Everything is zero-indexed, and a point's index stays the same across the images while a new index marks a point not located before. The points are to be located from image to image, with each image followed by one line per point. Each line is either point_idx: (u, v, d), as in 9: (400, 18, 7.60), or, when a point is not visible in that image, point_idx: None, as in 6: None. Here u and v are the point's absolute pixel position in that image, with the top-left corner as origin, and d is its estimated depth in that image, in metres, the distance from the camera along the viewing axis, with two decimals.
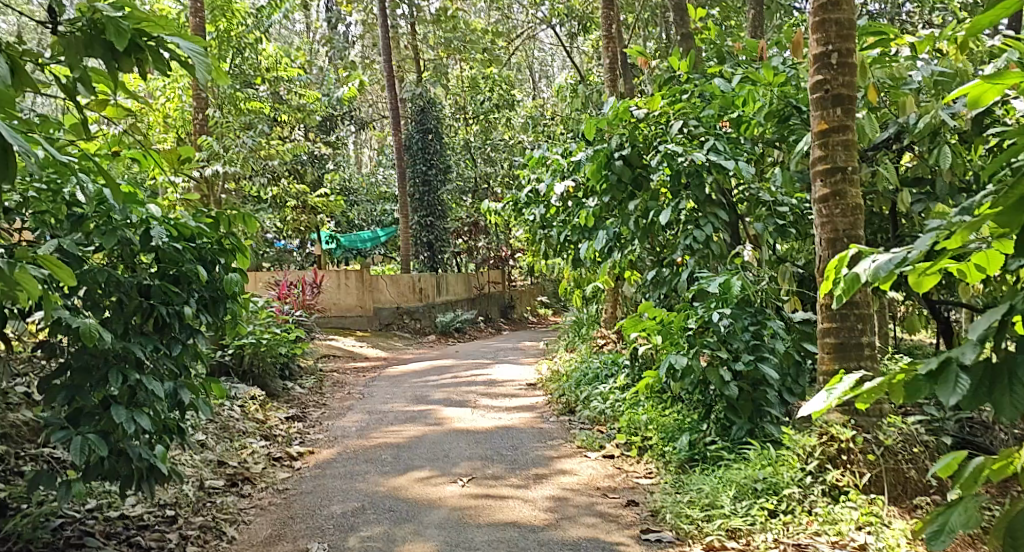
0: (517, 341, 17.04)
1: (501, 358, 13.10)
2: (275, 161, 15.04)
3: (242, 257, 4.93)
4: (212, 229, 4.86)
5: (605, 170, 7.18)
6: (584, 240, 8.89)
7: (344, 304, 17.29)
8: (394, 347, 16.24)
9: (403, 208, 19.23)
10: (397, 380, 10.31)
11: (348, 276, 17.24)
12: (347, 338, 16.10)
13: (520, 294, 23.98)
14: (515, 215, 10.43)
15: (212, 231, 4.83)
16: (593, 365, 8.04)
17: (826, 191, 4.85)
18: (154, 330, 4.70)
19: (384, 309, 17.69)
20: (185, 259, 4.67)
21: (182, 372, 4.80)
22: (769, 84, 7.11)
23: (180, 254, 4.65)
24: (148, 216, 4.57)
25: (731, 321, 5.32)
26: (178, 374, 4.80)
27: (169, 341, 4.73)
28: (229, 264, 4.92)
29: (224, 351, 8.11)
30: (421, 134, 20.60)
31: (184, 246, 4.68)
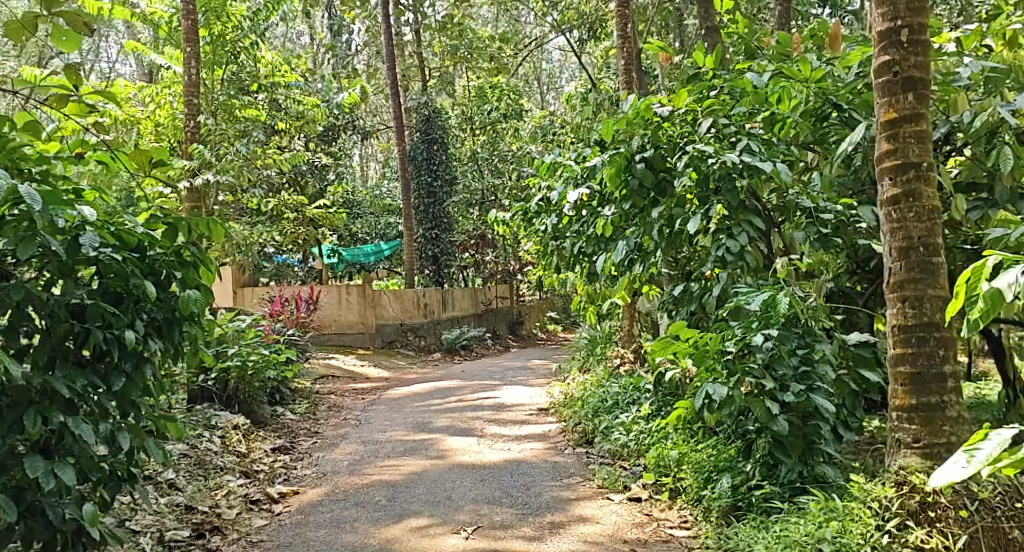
0: (526, 359, 16.30)
1: (510, 378, 12.40)
2: (273, 171, 14.42)
3: (201, 271, 4.50)
4: (167, 238, 4.43)
5: (625, 174, 6.47)
6: (600, 252, 8.21)
7: (344, 320, 16.55)
8: (398, 365, 15.55)
9: (406, 220, 18.58)
10: (398, 404, 9.62)
11: (350, 291, 16.51)
12: (348, 357, 15.41)
13: (528, 310, 23.27)
14: (524, 226, 9.75)
15: (167, 240, 4.42)
16: (611, 390, 7.35)
17: (897, 191, 4.40)
18: (94, 358, 4.20)
19: (387, 325, 16.97)
20: (128, 271, 4.17)
21: (127, 410, 4.26)
22: (806, 80, 6.44)
23: (123, 267, 4.18)
24: (80, 220, 4.09)
25: (777, 344, 4.61)
26: (123, 413, 4.26)
27: (110, 373, 4.19)
28: (187, 279, 4.47)
29: (207, 376, 7.60)
30: (426, 145, 19.98)
31: (127, 257, 4.19)
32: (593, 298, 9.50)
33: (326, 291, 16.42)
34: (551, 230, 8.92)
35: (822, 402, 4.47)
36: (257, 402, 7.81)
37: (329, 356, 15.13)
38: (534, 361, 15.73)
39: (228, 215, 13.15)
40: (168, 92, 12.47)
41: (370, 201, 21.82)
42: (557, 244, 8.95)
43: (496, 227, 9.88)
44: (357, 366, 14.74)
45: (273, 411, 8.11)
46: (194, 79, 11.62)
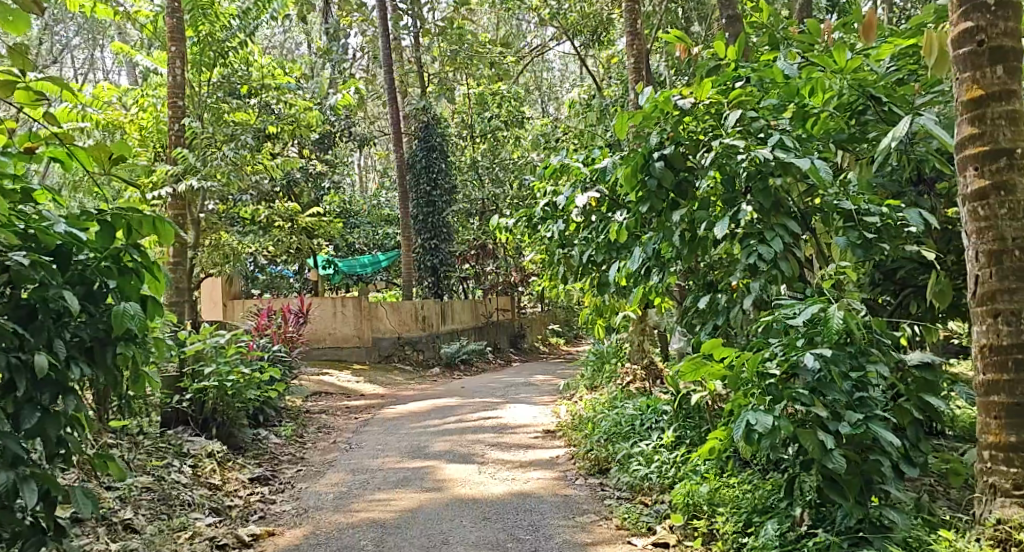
0: (529, 375, 15.64)
1: (513, 395, 11.75)
2: (266, 178, 13.80)
3: (136, 281, 4.24)
4: (96, 245, 4.16)
5: (643, 174, 5.84)
6: (611, 261, 7.59)
7: (340, 333, 16.03)
8: (395, 381, 14.92)
9: (404, 229, 17.94)
10: (393, 425, 8.99)
11: (345, 304, 15.99)
12: (342, 373, 14.76)
13: (530, 323, 22.62)
14: (529, 233, 9.12)
15: (95, 245, 4.15)
16: (625, 412, 6.74)
17: (986, 181, 4.25)
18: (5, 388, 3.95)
19: (384, 339, 16.28)
20: (44, 282, 3.94)
21: (45, 452, 3.97)
22: (842, 70, 5.89)
23: (36, 275, 3.94)
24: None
25: (829, 364, 3.92)
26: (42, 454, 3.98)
27: (23, 407, 3.95)
28: (124, 289, 4.22)
29: (182, 396, 6.99)
30: (425, 153, 19.38)
31: (43, 265, 3.96)
32: (602, 311, 8.86)
33: (318, 304, 15.91)
34: (557, 236, 8.30)
35: (885, 433, 3.82)
36: (238, 426, 7.18)
37: (323, 371, 14.50)
38: (537, 377, 15.06)
39: (216, 224, 12.51)
40: (152, 95, 11.86)
41: (368, 210, 21.22)
42: (563, 252, 8.34)
43: (499, 234, 9.24)
44: (352, 382, 14.09)
45: (256, 435, 7.49)
46: (178, 79, 11.00)
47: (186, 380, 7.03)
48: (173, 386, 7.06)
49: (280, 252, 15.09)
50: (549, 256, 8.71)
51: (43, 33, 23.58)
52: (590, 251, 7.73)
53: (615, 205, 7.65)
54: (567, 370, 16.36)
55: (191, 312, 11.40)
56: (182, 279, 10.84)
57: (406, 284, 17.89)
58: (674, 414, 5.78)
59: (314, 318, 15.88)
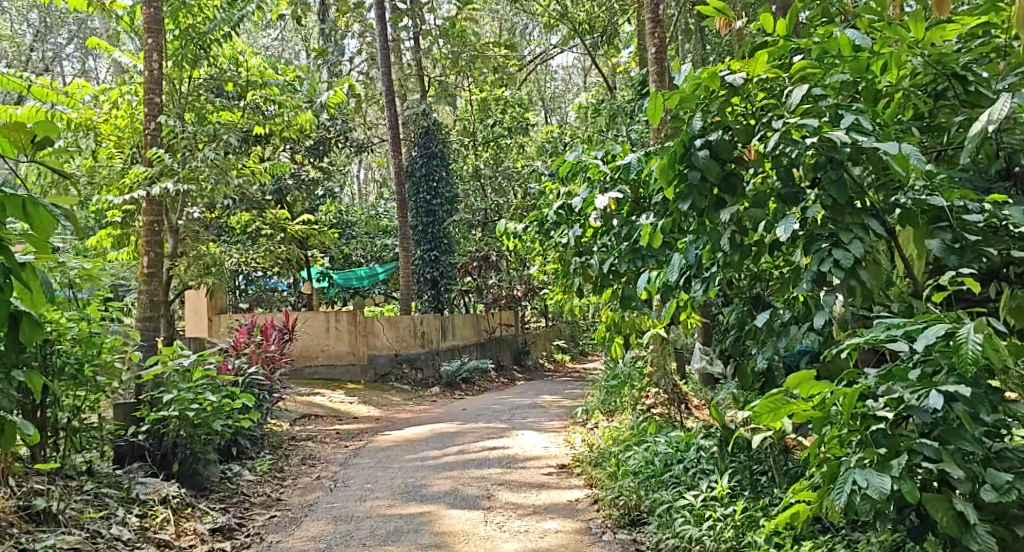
0: (535, 395, 14.65)
1: (519, 420, 10.76)
2: (254, 184, 12.81)
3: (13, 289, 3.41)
4: None
5: (683, 165, 4.86)
6: (634, 272, 6.67)
7: (333, 351, 15.06)
8: (392, 402, 13.96)
9: (403, 239, 16.99)
10: (385, 455, 8.03)
11: (338, 319, 15.06)
12: (334, 393, 13.77)
13: (535, 338, 21.62)
14: (540, 241, 8.16)
15: None
16: (653, 447, 5.83)
17: None
18: None
19: (381, 356, 15.27)
20: None
21: None
22: (920, 42, 4.83)
23: None
24: None
25: (962, 408, 3.11)
26: None
27: None
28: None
29: (137, 428, 6.09)
30: (425, 160, 18.45)
31: None
32: (621, 328, 7.91)
33: (311, 319, 15.00)
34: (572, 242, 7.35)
35: None
36: (206, 461, 6.25)
37: (314, 391, 13.54)
38: (544, 398, 14.07)
39: (197, 232, 11.54)
40: (126, 91, 10.88)
41: (365, 221, 20.26)
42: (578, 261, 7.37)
43: (506, 242, 8.28)
44: (346, 404, 13.11)
45: (225, 471, 6.58)
46: (154, 74, 10.04)
47: (144, 409, 6.11)
48: (129, 416, 6.14)
49: (268, 263, 14.14)
50: (562, 265, 7.75)
51: (32, 37, 22.67)
52: (612, 260, 6.77)
53: (637, 208, 6.77)
54: (576, 390, 15.37)
55: (167, 328, 10.46)
56: (157, 293, 9.89)
57: (404, 298, 16.92)
58: (723, 459, 4.99)
59: (306, 334, 14.93)
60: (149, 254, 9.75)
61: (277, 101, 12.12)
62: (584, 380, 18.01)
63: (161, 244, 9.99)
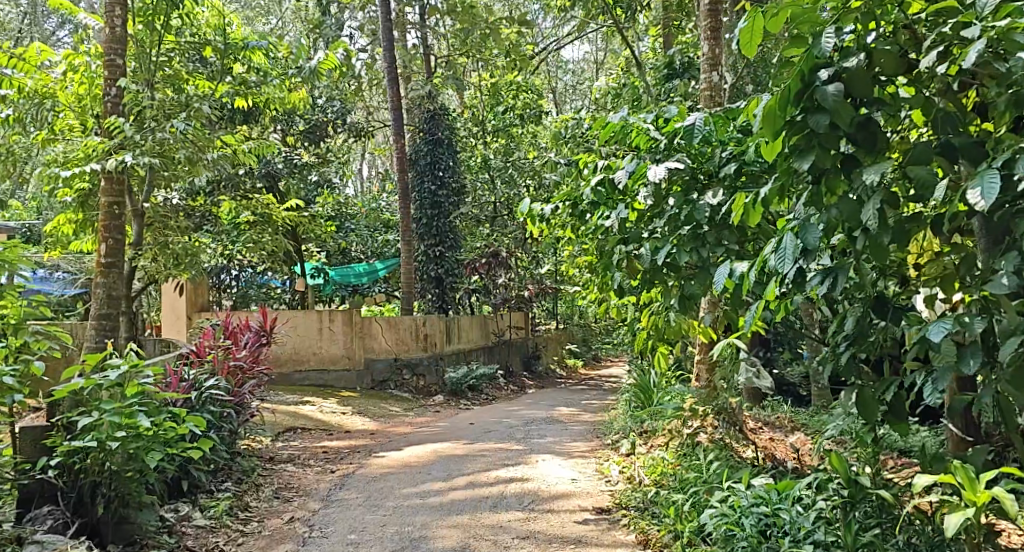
0: (550, 407, 13.17)
1: (536, 439, 9.31)
2: (237, 164, 11.33)
3: None
4: None
5: (801, 107, 3.44)
6: (696, 261, 5.26)
7: (328, 353, 13.47)
8: (390, 412, 12.50)
9: (404, 231, 15.51)
10: (378, 487, 6.59)
11: (333, 319, 13.42)
12: (325, 401, 12.32)
13: (546, 342, 20.19)
14: (571, 226, 6.68)
15: None
16: (742, 494, 4.74)
17: None
18: None
19: (378, 360, 13.82)
20: None
21: None
22: None
23: None
24: None
25: None
26: None
27: None
28: None
29: (48, 462, 4.69)
30: (430, 147, 16.96)
31: None
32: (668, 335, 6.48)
33: (302, 319, 13.33)
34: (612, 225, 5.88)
35: None
36: (142, 504, 4.88)
37: (303, 400, 12.11)
38: (560, 411, 12.60)
39: (166, 218, 10.07)
40: (86, 53, 9.35)
41: (365, 213, 18.80)
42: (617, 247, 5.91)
43: (528, 228, 6.79)
44: (339, 415, 11.64)
45: (167, 518, 5.22)
46: (114, 31, 8.57)
47: (57, 435, 4.72)
48: (39, 447, 4.74)
49: (253, 255, 12.68)
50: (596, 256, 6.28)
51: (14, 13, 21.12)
52: (667, 246, 5.31)
53: (694, 186, 5.46)
54: (594, 402, 13.91)
55: (128, 328, 9.03)
56: (117, 287, 8.44)
57: (406, 297, 15.44)
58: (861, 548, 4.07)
59: (296, 336, 13.33)
60: (106, 241, 8.29)
61: (262, 69, 10.61)
62: (599, 389, 16.55)
63: (121, 229, 8.54)
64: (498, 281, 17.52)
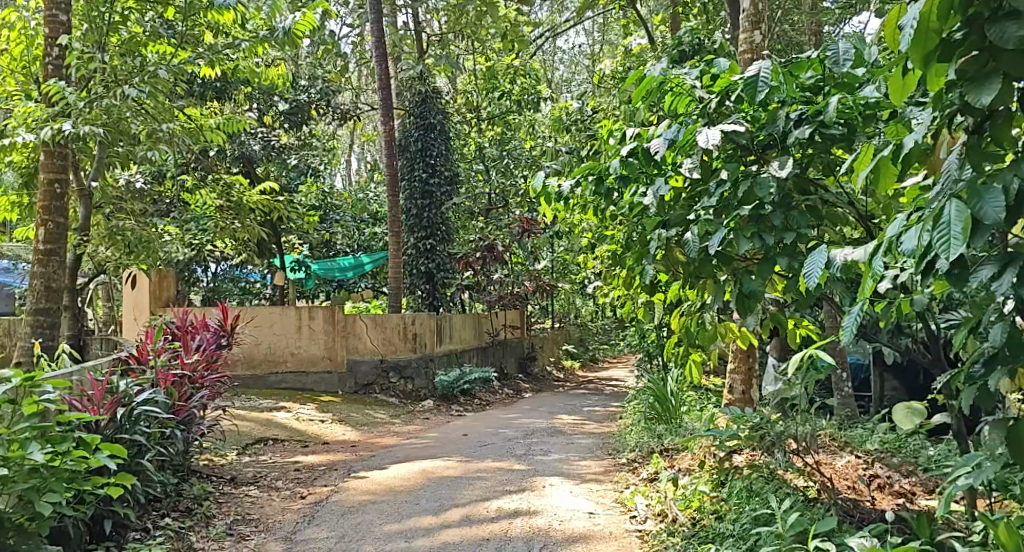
0: (550, 416, 12.07)
1: (539, 455, 8.23)
2: (204, 142, 10.15)
3: None
4: None
5: (970, 14, 2.76)
6: (757, 245, 4.16)
7: (306, 354, 12.30)
8: (374, 419, 11.39)
9: (392, 222, 14.34)
10: (355, 523, 5.48)
11: (313, 316, 12.30)
12: (301, 406, 11.18)
13: (542, 342, 19.13)
14: (592, 208, 5.56)
15: None
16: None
17: None
18: None
19: (362, 362, 12.66)
20: None
21: None
22: None
23: None
24: None
25: None
26: None
27: None
28: None
29: None
30: (421, 132, 15.80)
31: None
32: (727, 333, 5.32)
33: (279, 316, 12.18)
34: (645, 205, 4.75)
35: None
36: None
37: (278, 406, 10.98)
38: (562, 420, 11.50)
39: (121, 202, 8.91)
40: (25, 8, 8.18)
41: (350, 203, 17.66)
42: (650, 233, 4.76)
43: (540, 211, 5.67)
44: (317, 424, 10.50)
45: None
46: None
47: None
48: None
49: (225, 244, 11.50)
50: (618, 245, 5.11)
51: None
52: (724, 228, 4.18)
53: (746, 158, 4.43)
54: (596, 410, 12.82)
55: (73, 324, 7.90)
56: (58, 277, 7.31)
57: (393, 293, 14.29)
58: None
59: (272, 334, 12.15)
60: (45, 223, 7.13)
61: (228, 32, 9.38)
62: (600, 394, 15.46)
63: (64, 211, 7.40)
64: (492, 277, 16.40)
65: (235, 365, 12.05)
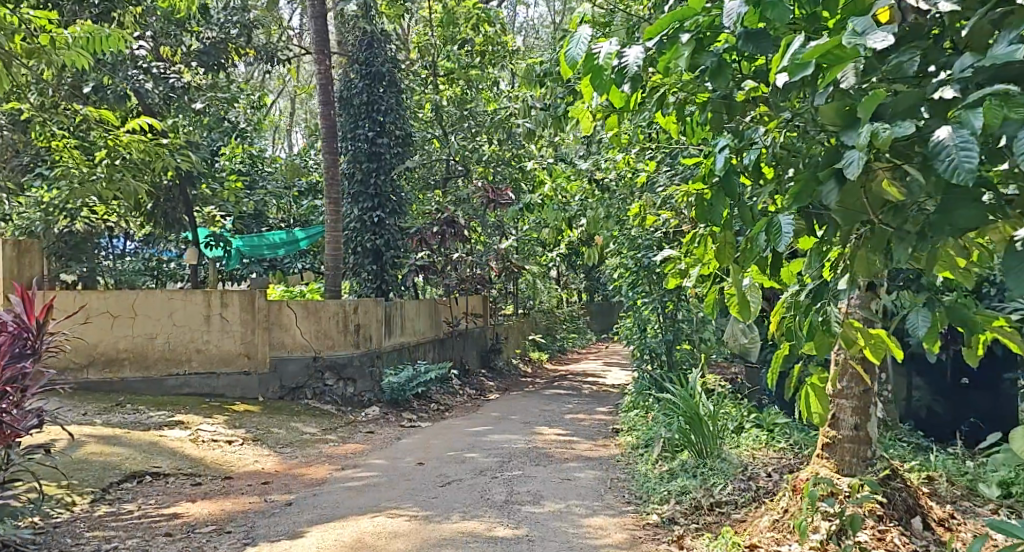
0: (527, 428, 9.60)
1: (526, 502, 5.80)
2: (58, 61, 7.39)
3: None
4: None
5: None
6: None
7: (217, 351, 9.63)
8: (304, 435, 8.82)
9: (330, 187, 11.73)
10: None
11: (227, 303, 9.66)
12: (204, 421, 8.55)
13: (507, 332, 16.71)
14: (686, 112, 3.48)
15: None
16: None
17: None
18: None
19: (289, 361, 10.05)
20: None
21: None
22: None
23: None
24: None
25: None
26: None
27: None
28: None
29: None
30: (366, 82, 13.18)
31: None
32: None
33: (181, 302, 9.49)
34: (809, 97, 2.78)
35: None
36: None
37: (172, 421, 8.38)
38: (545, 435, 9.05)
39: None
40: None
41: (284, 168, 15.04)
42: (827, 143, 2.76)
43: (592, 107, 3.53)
44: (219, 447, 7.84)
45: None
46: None
47: None
48: None
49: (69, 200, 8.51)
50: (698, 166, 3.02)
51: None
52: None
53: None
54: (582, 419, 10.39)
55: None
56: None
57: (332, 275, 11.71)
58: None
59: (171, 326, 9.43)
60: None
61: None
62: (580, 395, 13.05)
63: None
64: (451, 257, 13.94)
65: (120, 365, 9.26)
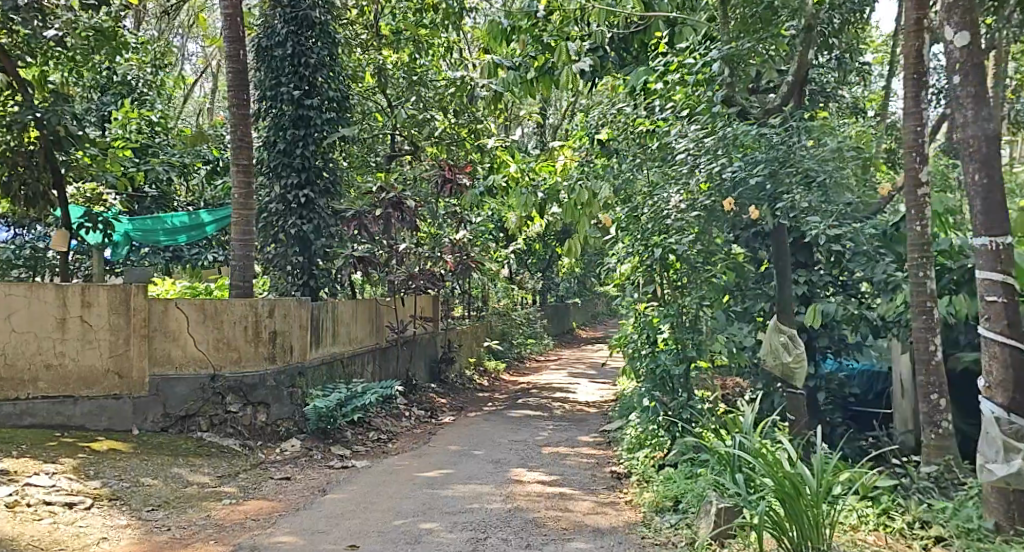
0: (496, 472, 7.18)
1: None
2: None
3: None
4: None
5: None
6: None
7: (75, 368, 7.04)
8: (189, 489, 6.27)
9: (239, 152, 9.15)
10: None
11: (88, 304, 7.07)
12: (40, 471, 5.92)
13: (459, 339, 14.28)
14: None
15: None
16: None
17: None
18: None
19: (177, 382, 7.44)
20: None
21: None
22: None
23: None
24: None
25: None
26: None
27: None
28: None
29: None
30: (291, 29, 10.58)
31: None
32: None
33: (25, 300, 6.91)
34: None
35: None
36: None
37: None
38: (526, 485, 6.64)
39: None
40: None
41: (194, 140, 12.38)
42: None
43: None
44: (54, 517, 5.28)
45: None
46: None
47: None
48: None
49: None
50: None
51: None
52: None
53: None
54: (566, 457, 8.01)
55: None
56: None
57: (243, 269, 9.10)
58: None
59: (9, 332, 6.88)
60: None
61: None
62: (552, 417, 10.67)
63: None
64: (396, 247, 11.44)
65: None
